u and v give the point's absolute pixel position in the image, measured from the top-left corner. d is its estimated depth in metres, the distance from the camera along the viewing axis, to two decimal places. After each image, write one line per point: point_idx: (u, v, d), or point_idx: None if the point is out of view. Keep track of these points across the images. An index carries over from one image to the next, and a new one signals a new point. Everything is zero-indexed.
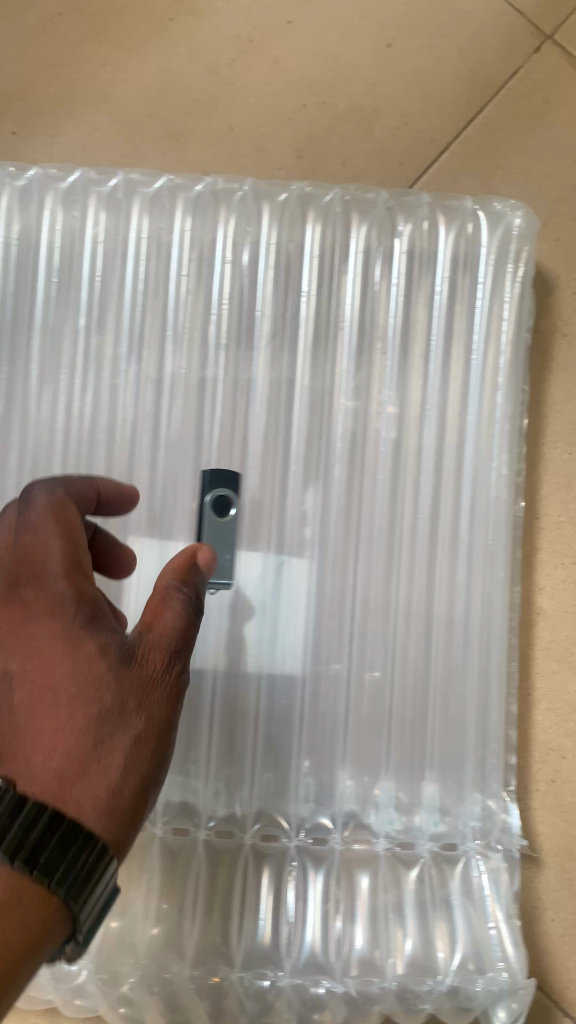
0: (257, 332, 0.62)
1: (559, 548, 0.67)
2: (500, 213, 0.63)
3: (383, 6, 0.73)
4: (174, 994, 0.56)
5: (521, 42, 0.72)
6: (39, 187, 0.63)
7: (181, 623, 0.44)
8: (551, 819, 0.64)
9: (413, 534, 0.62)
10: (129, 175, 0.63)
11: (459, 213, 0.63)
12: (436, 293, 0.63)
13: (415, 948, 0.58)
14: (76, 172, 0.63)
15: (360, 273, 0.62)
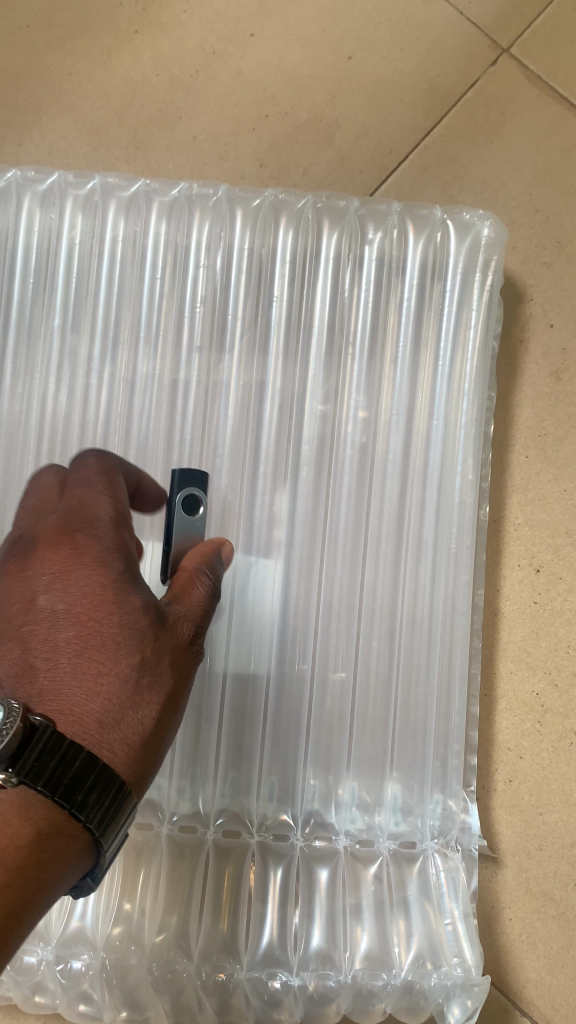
0: (230, 333, 0.64)
1: (516, 549, 0.69)
2: (469, 223, 0.65)
3: (342, 22, 0.76)
4: (132, 990, 0.56)
5: (477, 56, 0.75)
6: (18, 189, 0.65)
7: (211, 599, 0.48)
8: (509, 817, 0.66)
9: (380, 538, 0.63)
10: (107, 177, 0.65)
11: (429, 221, 0.65)
12: (405, 301, 0.65)
13: (371, 944, 0.58)
14: (54, 175, 0.65)
15: (331, 278, 0.64)
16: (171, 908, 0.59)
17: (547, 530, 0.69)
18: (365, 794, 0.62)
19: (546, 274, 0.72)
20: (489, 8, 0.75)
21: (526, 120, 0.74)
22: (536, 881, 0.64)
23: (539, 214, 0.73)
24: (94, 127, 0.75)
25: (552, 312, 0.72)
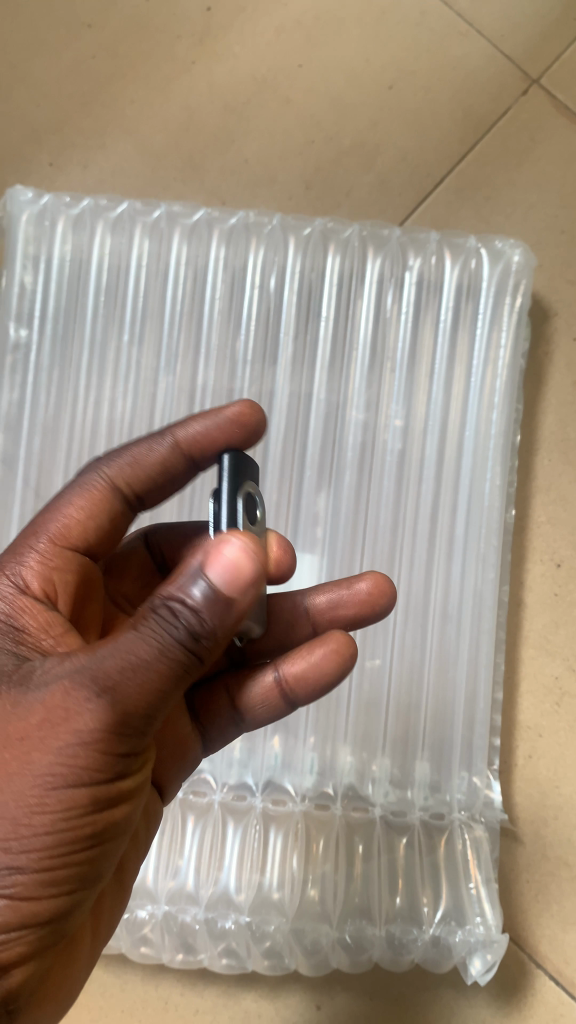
0: (280, 347, 0.70)
1: (539, 547, 0.75)
2: (501, 250, 0.71)
3: (385, 52, 0.81)
4: (188, 936, 0.64)
5: (510, 86, 0.80)
6: (90, 216, 0.71)
7: (142, 651, 0.37)
8: (527, 791, 0.72)
9: (414, 537, 0.69)
10: (171, 207, 0.72)
11: (464, 249, 0.71)
12: (442, 319, 0.71)
13: (402, 902, 0.65)
14: (124, 203, 0.71)
15: (374, 299, 0.70)
16: (222, 867, 0.66)
17: (567, 531, 0.75)
18: (397, 769, 0.68)
19: (569, 291, 0.77)
20: (522, 40, 0.80)
21: (554, 146, 0.79)
22: (552, 847, 0.71)
23: (565, 235, 0.78)
24: (153, 151, 0.81)
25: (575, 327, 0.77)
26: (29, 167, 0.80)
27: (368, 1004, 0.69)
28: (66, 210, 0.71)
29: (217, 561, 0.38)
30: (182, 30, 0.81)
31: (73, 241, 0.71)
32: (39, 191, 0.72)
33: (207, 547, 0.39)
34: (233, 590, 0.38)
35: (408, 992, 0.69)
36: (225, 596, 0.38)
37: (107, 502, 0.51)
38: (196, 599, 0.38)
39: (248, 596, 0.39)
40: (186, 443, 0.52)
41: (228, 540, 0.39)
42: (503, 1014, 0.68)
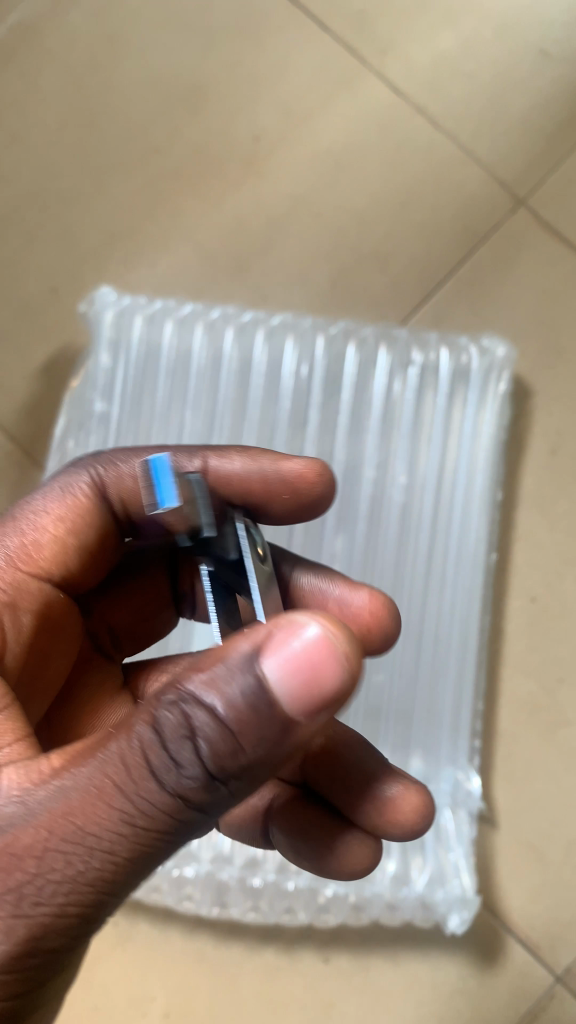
0: (308, 419, 0.87)
1: (519, 584, 0.90)
2: (487, 350, 0.89)
3: (397, 175, 0.99)
4: (223, 891, 0.80)
5: (501, 204, 0.98)
6: (161, 315, 0.90)
7: (135, 772, 0.40)
8: (504, 786, 0.87)
9: (414, 574, 0.85)
10: (226, 311, 0.91)
11: (456, 347, 0.89)
12: (439, 398, 0.87)
13: (396, 867, 0.79)
14: (188, 307, 0.91)
15: (385, 381, 0.88)
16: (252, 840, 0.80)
17: (541, 571, 0.90)
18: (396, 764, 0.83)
19: (547, 374, 0.94)
20: (509, 168, 0.99)
21: (537, 255, 0.96)
22: (521, 832, 0.87)
23: (544, 328, 0.95)
24: (206, 253, 0.99)
25: (551, 404, 0.94)
26: (106, 266, 0.99)
27: (365, 952, 0.85)
28: (142, 309, 0.91)
29: (294, 646, 0.39)
30: (233, 156, 1.00)
31: (148, 332, 0.90)
32: (120, 294, 0.92)
33: (287, 644, 0.39)
34: (302, 696, 0.39)
35: (400, 943, 0.85)
36: (283, 696, 0.39)
37: (92, 511, 0.61)
38: (234, 709, 0.39)
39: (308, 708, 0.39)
40: (211, 468, 0.63)
41: (306, 647, 0.39)
42: (477, 965, 0.84)
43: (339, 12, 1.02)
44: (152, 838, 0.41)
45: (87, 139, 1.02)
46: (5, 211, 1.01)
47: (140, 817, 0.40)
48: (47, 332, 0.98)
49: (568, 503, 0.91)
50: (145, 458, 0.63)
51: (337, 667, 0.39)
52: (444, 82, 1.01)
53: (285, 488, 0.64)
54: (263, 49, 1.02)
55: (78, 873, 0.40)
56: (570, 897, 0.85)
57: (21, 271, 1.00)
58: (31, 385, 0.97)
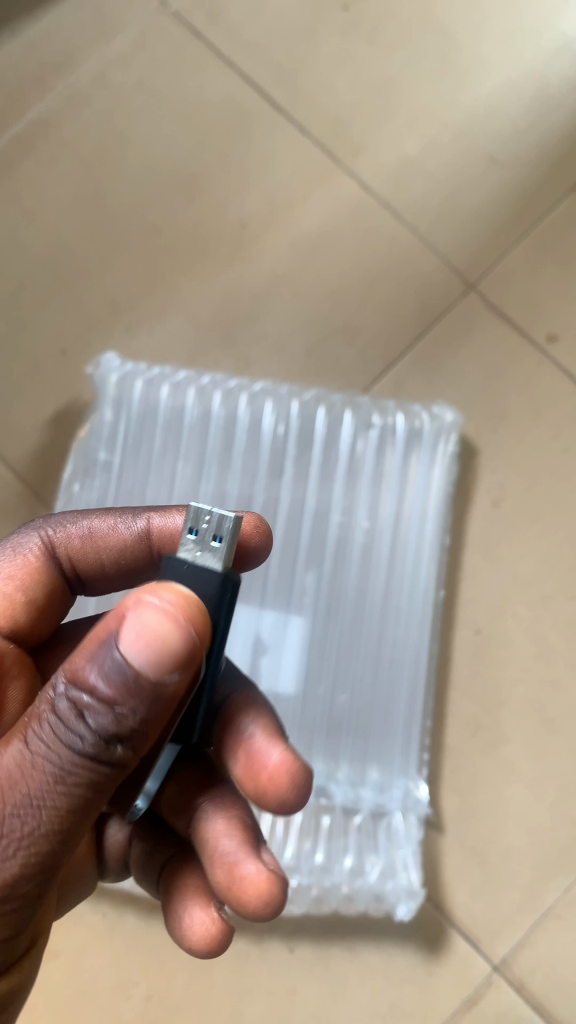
0: (284, 469, 1.01)
1: (465, 618, 1.03)
2: (438, 417, 1.06)
3: (365, 259, 1.14)
4: None
5: (454, 288, 1.13)
6: (158, 380, 1.06)
7: (51, 744, 0.48)
8: (451, 796, 0.99)
9: (373, 606, 0.99)
10: (215, 377, 1.06)
11: (410, 414, 1.06)
12: (395, 459, 1.03)
13: (352, 862, 0.93)
14: (183, 374, 1.06)
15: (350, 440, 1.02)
16: None
17: (485, 606, 1.04)
18: (355, 774, 0.95)
19: (492, 436, 1.09)
20: (462, 256, 1.14)
21: (485, 333, 1.12)
22: (464, 837, 0.98)
23: (490, 396, 1.10)
24: (198, 323, 1.13)
25: (496, 462, 1.08)
26: (110, 332, 1.13)
27: (326, 944, 0.96)
28: (143, 375, 1.06)
29: (140, 618, 0.46)
30: (223, 238, 1.15)
31: (148, 391, 1.05)
32: (122, 363, 1.07)
33: (135, 619, 0.46)
34: (158, 662, 0.46)
35: (356, 934, 0.96)
36: (142, 662, 0.46)
37: (38, 566, 0.70)
38: (105, 686, 0.46)
39: (167, 669, 0.46)
40: (153, 532, 0.72)
41: (150, 617, 0.46)
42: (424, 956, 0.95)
43: (318, 119, 1.18)
44: (82, 792, 0.48)
45: (94, 218, 1.16)
46: (21, 279, 1.15)
47: (63, 780, 0.48)
48: (56, 388, 1.11)
49: (508, 548, 1.05)
50: (93, 523, 0.72)
51: (183, 630, 0.47)
52: (407, 180, 1.17)
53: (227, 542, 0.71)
54: (250, 147, 1.18)
55: (16, 842, 0.48)
56: (507, 897, 0.97)
57: (34, 334, 1.13)
58: (41, 434, 1.10)
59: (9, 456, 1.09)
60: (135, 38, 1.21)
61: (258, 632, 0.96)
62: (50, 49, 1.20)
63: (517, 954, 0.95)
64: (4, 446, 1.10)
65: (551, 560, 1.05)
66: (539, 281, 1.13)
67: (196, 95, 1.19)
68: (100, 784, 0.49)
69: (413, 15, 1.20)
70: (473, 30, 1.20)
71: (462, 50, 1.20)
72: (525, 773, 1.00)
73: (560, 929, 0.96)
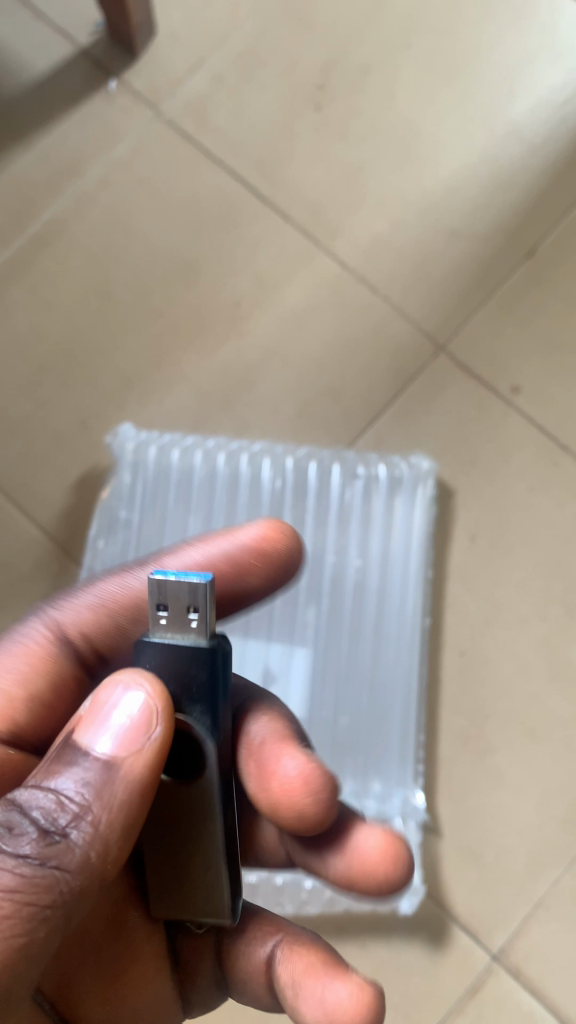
0: (282, 516, 1.20)
1: (451, 642, 1.16)
2: (416, 468, 1.22)
3: (346, 329, 1.29)
4: None
5: (425, 349, 1.27)
6: (170, 447, 1.24)
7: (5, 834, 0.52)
8: (446, 803, 1.11)
9: (366, 635, 1.16)
10: (220, 442, 1.25)
11: (390, 466, 1.23)
12: (377, 509, 1.21)
13: None
14: (193, 440, 1.25)
15: (337, 499, 1.21)
16: None
17: (468, 631, 1.16)
18: (359, 785, 1.10)
19: (466, 480, 1.23)
20: (432, 321, 1.29)
21: (455, 388, 1.26)
22: (459, 840, 1.09)
23: (462, 444, 1.24)
24: (201, 392, 1.28)
25: (470, 502, 1.22)
26: (124, 404, 1.28)
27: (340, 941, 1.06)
28: (156, 442, 1.25)
29: (105, 717, 0.55)
30: (220, 317, 1.30)
31: (165, 455, 1.24)
32: (139, 432, 1.25)
33: (110, 722, 0.55)
34: (129, 758, 0.54)
35: (368, 932, 1.07)
36: (112, 758, 0.54)
37: (48, 641, 0.78)
38: (67, 778, 0.54)
39: (133, 765, 0.54)
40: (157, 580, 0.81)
41: (136, 711, 0.54)
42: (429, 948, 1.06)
43: (298, 206, 1.34)
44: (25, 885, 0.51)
45: (105, 305, 1.32)
46: (43, 361, 1.30)
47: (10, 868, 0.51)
48: (78, 455, 1.26)
49: (485, 578, 1.18)
50: (92, 594, 0.81)
51: (155, 732, 0.54)
52: (380, 256, 1.32)
53: (249, 557, 0.81)
54: (240, 234, 1.33)
55: None
56: (502, 892, 1.07)
57: (57, 409, 1.28)
58: (66, 497, 1.25)
59: (39, 517, 1.24)
60: (134, 145, 1.37)
61: (268, 663, 1.12)
62: (60, 159, 1.37)
63: (513, 943, 1.06)
64: (34, 509, 1.24)
65: (525, 587, 1.18)
66: (501, 338, 1.28)
67: (190, 191, 1.35)
68: (41, 890, 0.51)
69: (377, 111, 1.37)
70: (432, 121, 1.37)
71: (423, 138, 1.36)
72: (512, 779, 1.11)
73: (551, 919, 1.07)
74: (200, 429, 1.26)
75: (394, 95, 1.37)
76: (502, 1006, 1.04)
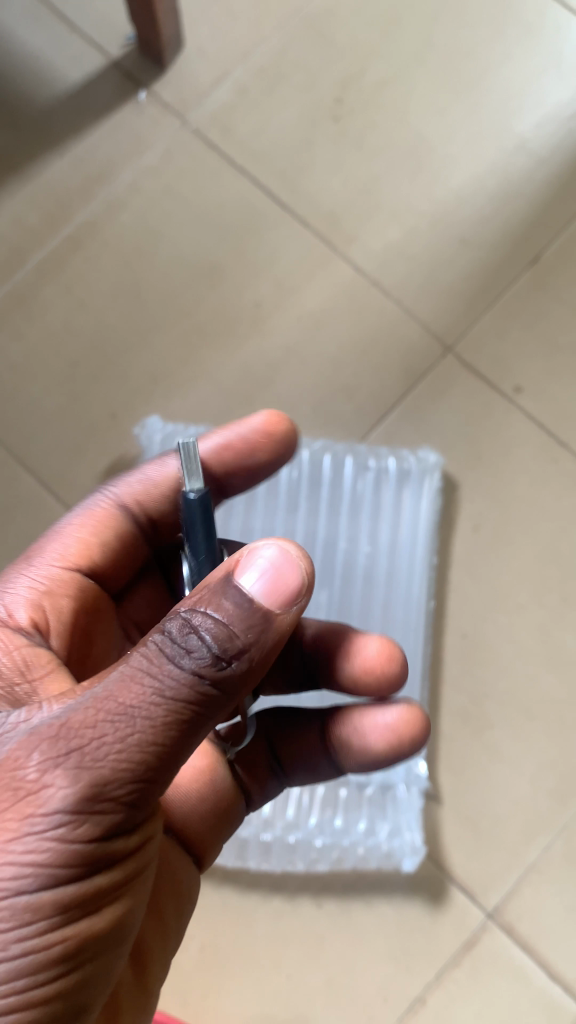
0: (299, 503, 1.30)
1: (453, 625, 1.24)
2: (424, 463, 1.31)
3: (360, 330, 1.37)
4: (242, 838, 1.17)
5: (434, 350, 1.35)
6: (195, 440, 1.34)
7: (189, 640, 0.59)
8: (447, 772, 1.19)
9: (375, 614, 1.25)
10: None
11: (399, 460, 1.31)
12: (387, 500, 1.31)
13: (365, 823, 1.18)
14: (216, 433, 1.34)
15: (350, 490, 1.31)
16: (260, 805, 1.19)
17: (469, 614, 1.25)
18: None
19: (470, 473, 1.31)
20: (441, 323, 1.37)
21: (461, 387, 1.34)
22: (459, 806, 1.18)
23: (467, 440, 1.32)
24: (223, 389, 1.36)
25: (473, 495, 1.30)
26: (150, 398, 1.36)
27: (347, 899, 1.15)
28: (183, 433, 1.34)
29: (254, 558, 0.61)
30: (241, 317, 1.39)
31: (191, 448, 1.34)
32: (166, 425, 1.34)
33: (263, 561, 0.61)
34: (280, 599, 0.61)
35: (372, 890, 1.15)
36: (266, 595, 0.61)
37: (97, 521, 0.89)
38: (226, 610, 0.60)
39: (281, 603, 0.61)
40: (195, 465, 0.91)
41: (282, 564, 0.61)
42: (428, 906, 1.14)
43: (317, 213, 1.42)
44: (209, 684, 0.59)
45: (134, 304, 1.40)
46: (75, 357, 1.39)
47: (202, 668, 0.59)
48: (108, 445, 1.35)
49: (486, 565, 1.26)
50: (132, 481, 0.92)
51: (297, 575, 0.62)
52: (392, 263, 1.40)
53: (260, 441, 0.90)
54: (261, 239, 1.41)
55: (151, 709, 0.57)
56: (497, 856, 1.16)
57: (88, 401, 1.37)
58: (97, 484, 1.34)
59: (72, 502, 1.33)
60: (162, 152, 1.46)
61: None
62: (92, 164, 1.45)
63: (506, 903, 1.14)
64: (67, 494, 1.34)
65: (523, 574, 1.26)
66: (505, 342, 1.36)
67: (215, 197, 1.43)
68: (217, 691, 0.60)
69: (391, 126, 1.44)
70: (442, 135, 1.44)
71: (434, 152, 1.44)
72: (509, 752, 1.20)
73: (541, 881, 1.15)
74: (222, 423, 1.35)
75: (408, 111, 1.45)
76: (496, 960, 1.13)
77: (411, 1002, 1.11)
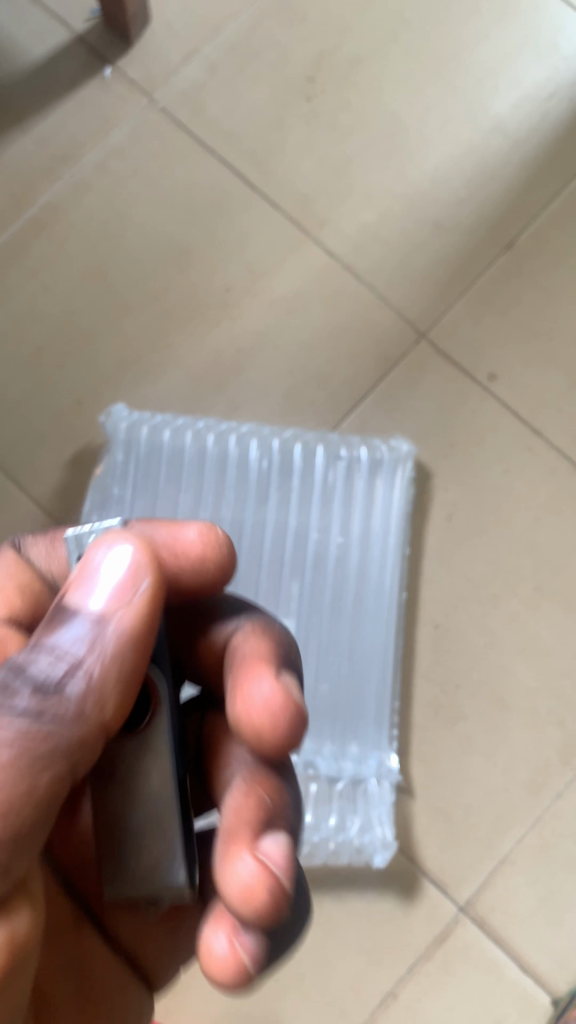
0: (268, 488, 1.28)
1: (428, 617, 1.23)
2: (396, 450, 1.28)
3: (332, 316, 1.34)
4: None
5: (407, 336, 1.33)
6: (162, 426, 1.30)
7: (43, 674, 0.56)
8: (419, 766, 1.18)
9: (346, 605, 1.22)
10: (210, 423, 1.30)
11: (371, 448, 1.29)
12: (358, 489, 1.28)
13: (335, 818, 1.16)
14: (184, 419, 1.30)
15: (321, 478, 1.28)
16: None
17: (443, 606, 1.23)
18: (337, 749, 1.17)
19: (444, 463, 1.29)
20: (416, 309, 1.34)
21: (435, 375, 1.32)
22: (431, 800, 1.17)
23: (441, 429, 1.30)
24: (193, 376, 1.33)
25: (448, 484, 1.28)
26: (118, 386, 1.33)
27: (317, 893, 1.14)
28: (148, 422, 1.30)
29: (88, 571, 0.61)
30: (211, 301, 1.35)
31: (157, 434, 1.30)
32: (131, 411, 1.30)
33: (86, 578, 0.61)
34: (125, 626, 0.60)
35: (343, 886, 1.14)
36: (99, 616, 0.59)
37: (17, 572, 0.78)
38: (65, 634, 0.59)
39: (136, 615, 0.60)
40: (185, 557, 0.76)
41: (121, 569, 0.61)
42: (398, 898, 1.13)
43: (288, 196, 1.38)
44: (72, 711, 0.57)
45: (101, 289, 1.36)
46: (40, 343, 1.35)
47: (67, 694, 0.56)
48: (74, 433, 1.32)
49: (461, 556, 1.25)
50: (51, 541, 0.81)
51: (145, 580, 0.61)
52: (366, 246, 1.37)
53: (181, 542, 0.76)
54: (232, 222, 1.38)
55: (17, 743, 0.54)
56: (470, 849, 1.15)
57: (53, 389, 1.33)
58: (62, 473, 1.30)
59: (35, 492, 1.30)
60: (130, 132, 1.41)
61: None
62: (57, 145, 1.41)
63: (479, 896, 1.13)
64: (30, 484, 1.30)
65: (496, 564, 1.25)
66: (480, 327, 1.34)
67: (183, 179, 1.39)
68: (79, 711, 0.57)
69: (365, 107, 1.41)
70: (417, 116, 1.41)
71: (410, 133, 1.41)
72: (482, 745, 1.18)
73: (514, 873, 1.14)
74: (192, 412, 1.31)
75: (381, 90, 1.41)
76: (468, 953, 1.12)
77: (384, 995, 1.11)
